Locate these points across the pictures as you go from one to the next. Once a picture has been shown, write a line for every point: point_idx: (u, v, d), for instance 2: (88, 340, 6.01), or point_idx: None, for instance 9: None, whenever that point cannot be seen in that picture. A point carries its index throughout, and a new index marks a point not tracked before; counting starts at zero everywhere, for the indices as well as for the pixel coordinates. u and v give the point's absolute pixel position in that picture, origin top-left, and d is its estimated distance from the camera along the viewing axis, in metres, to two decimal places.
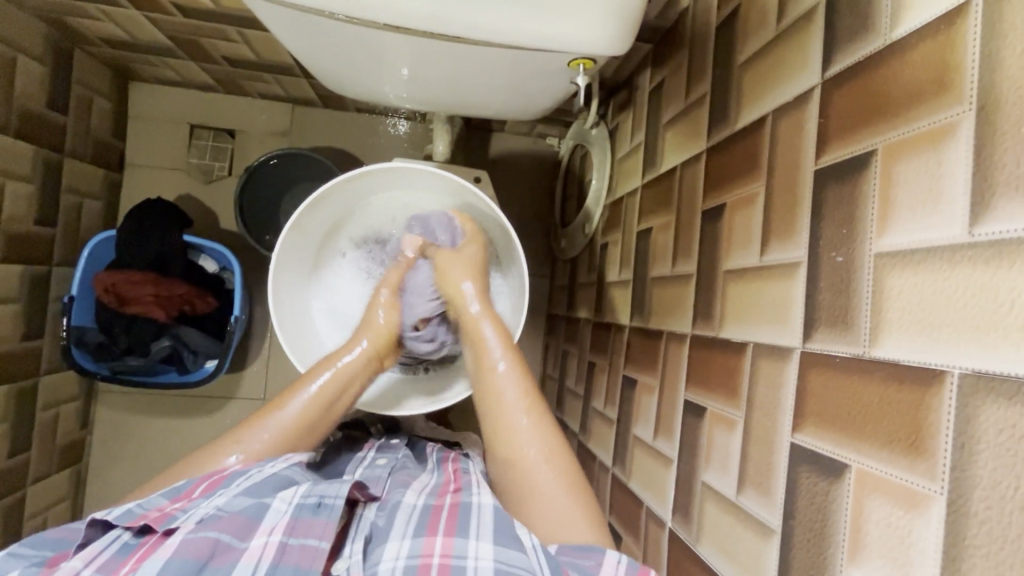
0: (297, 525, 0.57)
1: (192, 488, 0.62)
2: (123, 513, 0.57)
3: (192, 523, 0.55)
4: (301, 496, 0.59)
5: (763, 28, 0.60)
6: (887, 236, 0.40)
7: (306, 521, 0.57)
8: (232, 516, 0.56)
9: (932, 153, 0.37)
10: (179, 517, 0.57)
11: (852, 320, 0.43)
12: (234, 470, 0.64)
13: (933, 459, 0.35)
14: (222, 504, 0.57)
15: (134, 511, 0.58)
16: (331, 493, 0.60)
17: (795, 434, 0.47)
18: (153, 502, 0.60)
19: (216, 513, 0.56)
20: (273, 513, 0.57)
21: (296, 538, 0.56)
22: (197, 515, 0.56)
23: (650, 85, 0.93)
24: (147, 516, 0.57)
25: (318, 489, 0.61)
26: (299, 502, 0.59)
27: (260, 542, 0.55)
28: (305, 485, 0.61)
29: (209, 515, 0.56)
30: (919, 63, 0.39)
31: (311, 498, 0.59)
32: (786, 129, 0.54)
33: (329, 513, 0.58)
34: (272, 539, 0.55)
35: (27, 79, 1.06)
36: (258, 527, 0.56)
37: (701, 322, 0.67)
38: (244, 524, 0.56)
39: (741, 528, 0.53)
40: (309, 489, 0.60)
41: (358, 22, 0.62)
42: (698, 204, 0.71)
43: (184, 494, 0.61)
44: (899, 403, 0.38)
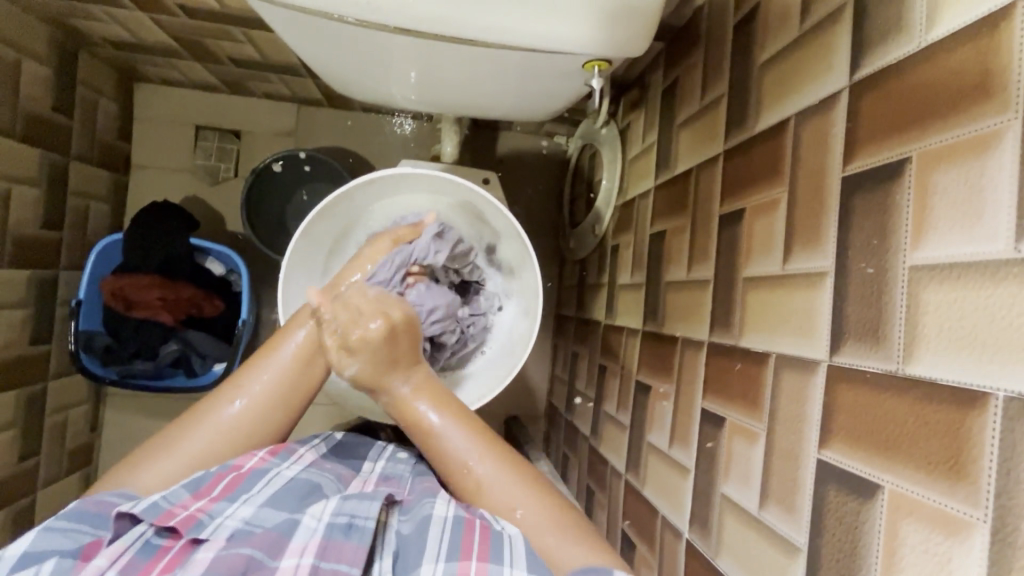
0: (329, 547, 0.53)
1: (215, 483, 0.59)
2: (149, 507, 0.54)
3: (220, 540, 0.52)
4: (332, 515, 0.57)
5: (785, 28, 0.59)
6: (923, 248, 0.39)
7: (337, 544, 0.54)
8: (263, 532, 0.54)
9: (973, 163, 0.36)
10: (205, 525, 0.54)
11: (885, 335, 0.41)
12: (252, 467, 0.62)
13: (975, 485, 0.33)
14: (249, 518, 0.56)
15: (160, 506, 0.55)
16: (362, 513, 0.57)
17: (822, 451, 0.46)
18: (177, 496, 0.57)
19: (245, 528, 0.55)
20: (302, 532, 0.55)
21: (327, 562, 0.52)
22: (224, 529, 0.54)
23: (663, 84, 0.92)
24: (173, 514, 0.54)
25: (347, 506, 0.58)
26: (329, 522, 0.56)
27: (290, 563, 0.51)
28: (334, 502, 0.59)
29: (240, 531, 0.54)
30: (959, 67, 0.38)
31: (341, 518, 0.57)
32: (810, 134, 0.52)
33: (360, 535, 0.55)
34: (302, 561, 0.51)
35: (32, 82, 1.05)
36: (287, 546, 0.54)
37: (719, 329, 0.65)
38: (274, 541, 0.54)
39: (764, 544, 0.52)
40: (338, 507, 0.58)
41: (368, 24, 0.61)
42: (715, 207, 0.69)
43: (206, 489, 0.58)
44: (937, 424, 0.36)
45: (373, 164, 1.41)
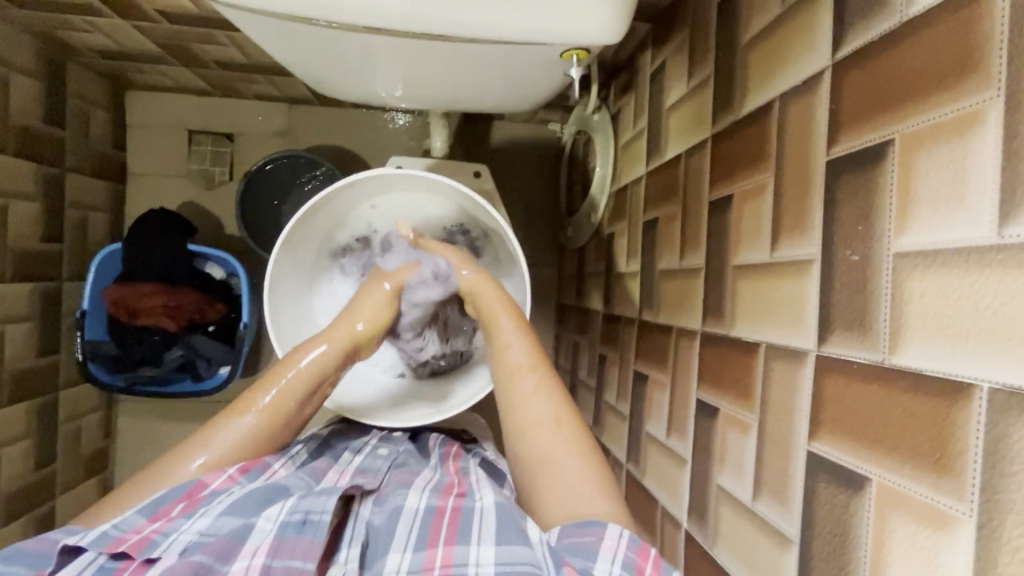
0: (282, 545, 0.56)
1: (171, 506, 0.62)
2: (98, 537, 0.56)
3: (173, 555, 0.55)
4: (287, 513, 0.59)
5: (767, 6, 0.56)
6: (906, 235, 0.37)
7: (291, 540, 0.57)
8: (215, 540, 0.57)
9: (956, 144, 0.34)
10: (158, 543, 0.56)
11: (871, 325, 0.40)
12: (216, 487, 0.63)
13: (961, 479, 0.32)
14: (205, 529, 0.58)
15: (110, 534, 0.57)
16: (317, 508, 0.60)
17: (811, 443, 0.45)
18: (129, 522, 0.59)
19: (199, 540, 0.57)
20: (258, 533, 0.58)
21: (281, 560, 0.55)
22: (178, 544, 0.56)
23: (651, 67, 0.89)
24: (124, 539, 0.57)
25: (303, 504, 0.60)
26: (283, 521, 0.58)
27: (242, 565, 0.55)
28: (291, 501, 0.61)
29: (193, 544, 0.56)
30: (941, 43, 0.36)
31: (297, 514, 0.59)
32: (795, 116, 0.51)
33: (315, 530, 0.58)
34: (254, 561, 0.55)
35: (21, 96, 1.06)
36: (241, 548, 0.57)
37: (711, 319, 0.64)
38: (226, 547, 0.56)
39: (759, 535, 0.52)
40: (294, 505, 0.60)
41: (338, 25, 0.59)
42: (704, 194, 0.68)
43: (164, 511, 0.61)
44: (922, 416, 0.35)
45: (367, 161, 1.41)
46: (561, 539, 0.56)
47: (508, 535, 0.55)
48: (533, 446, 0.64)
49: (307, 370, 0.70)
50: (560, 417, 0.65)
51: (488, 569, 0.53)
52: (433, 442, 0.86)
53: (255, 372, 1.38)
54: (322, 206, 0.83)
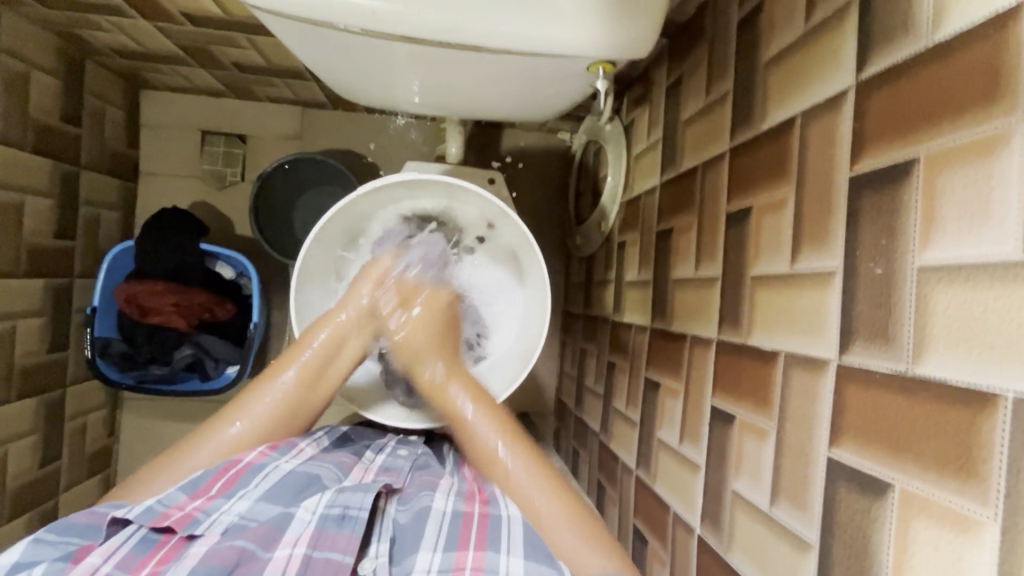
0: (321, 537, 0.57)
1: (209, 483, 0.63)
2: (144, 512, 0.58)
3: (215, 534, 0.57)
4: (325, 506, 0.61)
5: (790, 26, 0.58)
6: (930, 249, 0.39)
7: (331, 534, 0.58)
8: (257, 527, 0.57)
9: (981, 164, 0.36)
10: (200, 522, 0.58)
11: (894, 335, 0.41)
12: (251, 462, 0.66)
13: (985, 485, 0.34)
14: (245, 512, 0.60)
15: (154, 509, 0.58)
16: (355, 504, 0.61)
17: (833, 449, 0.46)
18: (172, 499, 0.60)
19: (240, 523, 0.58)
20: (297, 524, 0.59)
21: (321, 551, 0.56)
22: (221, 523, 0.58)
23: (667, 81, 0.91)
24: (168, 515, 0.58)
25: (341, 498, 0.62)
26: (323, 513, 0.60)
27: (285, 553, 0.55)
28: (329, 494, 0.62)
29: (236, 526, 0.58)
30: (967, 68, 0.37)
31: (335, 509, 0.60)
32: (816, 134, 0.52)
33: (353, 526, 0.59)
34: (296, 551, 0.56)
35: (41, 93, 1.07)
36: (282, 537, 0.57)
37: (727, 328, 0.66)
38: (268, 534, 0.57)
39: (775, 539, 0.53)
40: (333, 499, 0.62)
41: (372, 34, 0.60)
42: (722, 206, 0.70)
43: (203, 490, 0.62)
44: (946, 423, 0.37)
45: (377, 165, 1.42)
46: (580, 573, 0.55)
47: (539, 556, 0.57)
48: (522, 504, 0.64)
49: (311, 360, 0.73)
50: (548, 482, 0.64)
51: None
52: (449, 445, 0.87)
53: (262, 373, 1.38)
54: (341, 214, 0.84)
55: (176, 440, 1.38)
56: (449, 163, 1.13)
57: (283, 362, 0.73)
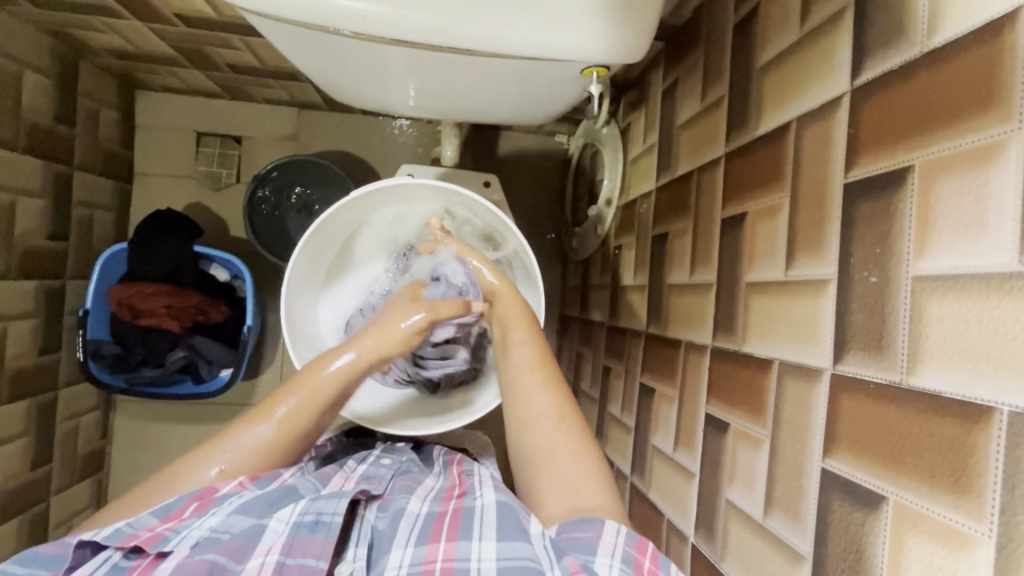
0: (295, 543, 0.57)
1: (182, 507, 0.60)
2: (113, 533, 0.57)
3: (186, 549, 0.55)
4: (299, 514, 0.59)
5: (785, 29, 0.58)
6: (926, 259, 0.38)
7: (303, 539, 0.57)
8: (230, 539, 0.56)
9: (978, 172, 0.35)
10: (170, 539, 0.56)
11: (887, 345, 0.41)
12: (227, 491, 0.62)
13: (981, 500, 0.33)
14: (217, 526, 0.57)
15: (123, 531, 0.58)
16: (329, 510, 0.60)
17: (826, 460, 0.46)
18: (144, 522, 0.59)
19: (212, 536, 0.56)
20: (269, 535, 0.58)
21: (294, 558, 0.56)
22: (190, 538, 0.56)
23: (663, 84, 0.91)
24: (137, 536, 0.57)
25: (315, 505, 0.61)
26: (296, 521, 0.58)
27: (257, 563, 0.55)
28: (303, 502, 0.61)
29: (207, 538, 0.56)
30: (963, 75, 0.37)
31: (308, 516, 0.59)
32: (811, 139, 0.52)
33: (326, 531, 0.58)
34: (268, 559, 0.55)
35: (33, 94, 1.06)
36: (254, 549, 0.57)
37: (721, 334, 0.65)
38: (240, 547, 0.56)
39: (770, 551, 0.52)
40: (306, 506, 0.60)
41: (363, 36, 0.59)
42: (717, 210, 0.69)
43: (176, 514, 0.60)
44: (941, 437, 0.36)
45: (373, 167, 1.41)
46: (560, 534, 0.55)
47: (507, 531, 0.56)
48: (540, 468, 0.63)
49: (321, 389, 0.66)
50: (581, 451, 0.62)
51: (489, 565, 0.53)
52: (438, 452, 0.85)
53: (256, 375, 1.38)
54: (338, 214, 0.83)
55: (170, 443, 1.38)
56: (445, 165, 1.13)
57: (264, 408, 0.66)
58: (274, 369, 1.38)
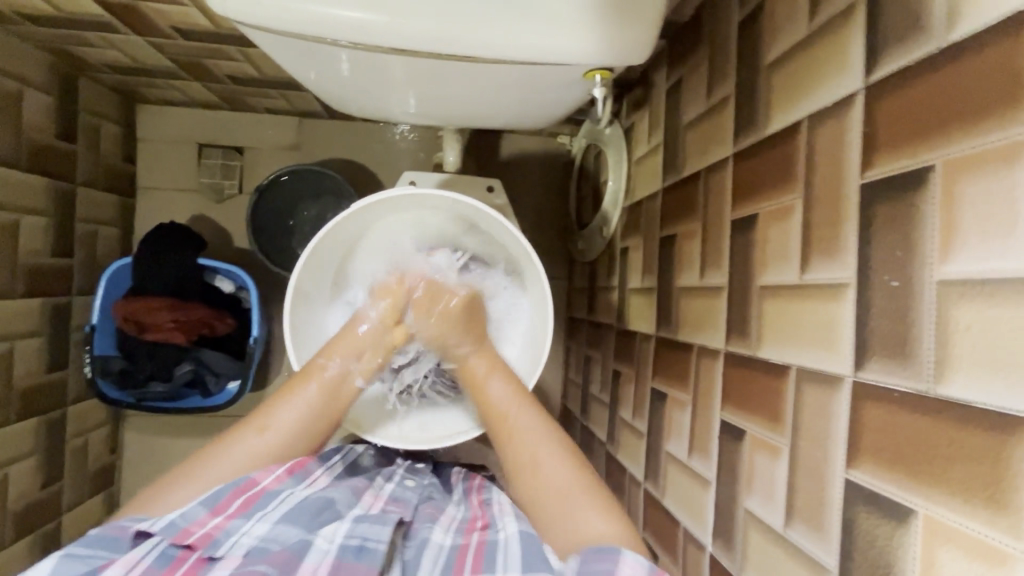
0: (341, 566, 0.55)
1: (228, 501, 0.62)
2: (167, 526, 0.58)
3: (237, 558, 0.55)
4: (345, 537, 0.58)
5: (793, 25, 0.56)
6: (951, 262, 0.37)
7: (349, 564, 0.55)
8: (279, 552, 0.55)
9: (1005, 172, 0.34)
10: (220, 544, 0.57)
11: (912, 352, 0.39)
12: (268, 487, 0.64)
13: (1018, 516, 0.32)
14: (263, 536, 0.58)
15: (177, 524, 0.58)
16: (374, 536, 0.58)
17: (850, 471, 0.44)
18: (193, 514, 0.59)
19: (261, 546, 0.57)
20: (314, 553, 0.57)
21: None
22: (240, 547, 0.57)
23: (667, 83, 0.89)
24: (191, 532, 0.58)
25: (359, 529, 0.59)
26: (342, 543, 0.57)
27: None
28: (348, 524, 0.60)
29: (255, 549, 0.56)
30: (986, 71, 0.35)
31: (354, 539, 0.58)
32: (824, 138, 0.50)
33: (372, 557, 0.56)
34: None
35: (34, 112, 1.06)
36: (301, 564, 0.55)
37: (734, 338, 0.64)
38: (288, 560, 0.55)
39: (792, 563, 0.50)
40: (352, 529, 0.59)
41: (360, 46, 0.58)
42: (726, 212, 0.68)
43: (223, 506, 0.61)
44: (974, 449, 0.34)
45: (375, 173, 1.40)
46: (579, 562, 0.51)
47: (538, 561, 0.53)
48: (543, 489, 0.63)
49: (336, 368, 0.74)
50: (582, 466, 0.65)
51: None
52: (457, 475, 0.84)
53: (264, 386, 1.37)
54: (346, 221, 0.82)
55: (179, 456, 1.37)
56: (447, 170, 1.12)
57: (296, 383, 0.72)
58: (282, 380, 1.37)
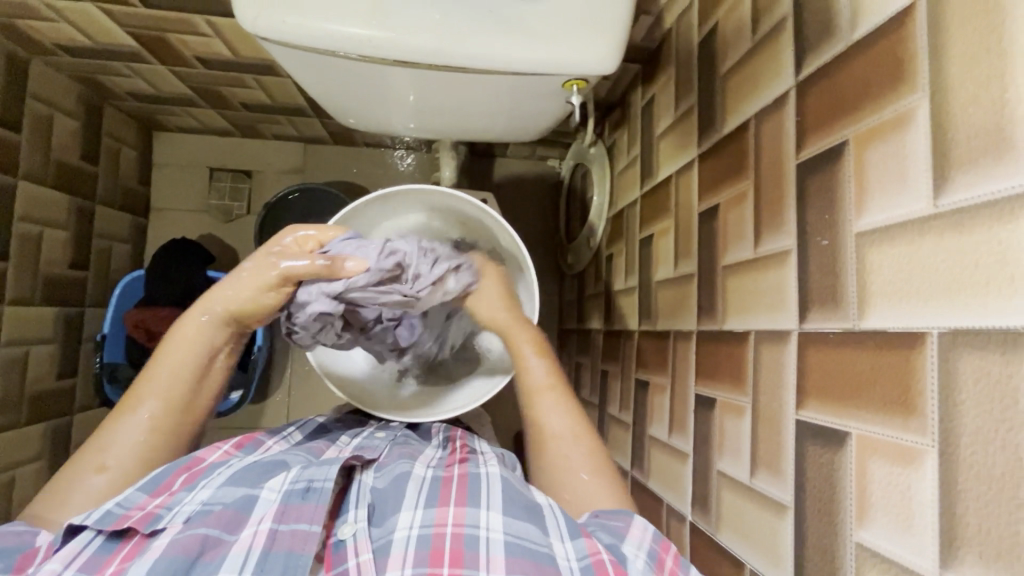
0: (287, 510, 0.59)
1: (170, 480, 0.63)
2: (103, 516, 0.56)
3: (179, 524, 0.57)
4: (290, 483, 0.62)
5: (741, 40, 0.66)
6: (864, 216, 0.44)
7: (295, 507, 0.59)
8: (222, 510, 0.58)
9: (895, 137, 0.41)
10: (163, 517, 0.58)
11: (840, 297, 0.46)
12: (212, 461, 0.67)
13: (923, 416, 0.37)
14: (207, 499, 0.60)
15: (114, 512, 0.57)
16: (320, 477, 0.62)
17: (799, 412, 0.50)
18: (133, 500, 0.59)
19: (203, 509, 0.58)
20: (262, 503, 0.61)
21: (287, 524, 0.58)
22: (183, 513, 0.58)
23: (642, 101, 0.99)
24: (129, 516, 0.57)
25: (306, 473, 0.63)
26: (288, 490, 0.61)
27: (250, 532, 0.57)
28: (294, 472, 0.64)
29: (197, 512, 0.58)
30: (880, 59, 0.43)
31: (299, 484, 0.62)
32: (768, 130, 0.58)
33: (318, 497, 0.60)
34: (262, 527, 0.57)
35: (63, 133, 1.15)
36: (247, 519, 0.59)
37: (705, 318, 0.70)
38: (232, 518, 0.58)
39: (758, 510, 0.55)
40: (297, 476, 0.63)
41: (368, 59, 0.67)
42: (694, 207, 0.75)
43: (164, 487, 0.62)
44: (888, 366, 0.40)
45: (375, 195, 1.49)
46: (593, 518, 0.60)
47: (517, 509, 0.59)
48: (554, 462, 0.68)
49: (183, 353, 0.67)
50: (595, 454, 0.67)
51: (498, 535, 0.55)
52: (437, 428, 0.83)
53: (264, 400, 1.37)
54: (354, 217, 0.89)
55: None
56: (444, 186, 1.20)
57: (132, 399, 0.66)
58: (282, 391, 1.37)
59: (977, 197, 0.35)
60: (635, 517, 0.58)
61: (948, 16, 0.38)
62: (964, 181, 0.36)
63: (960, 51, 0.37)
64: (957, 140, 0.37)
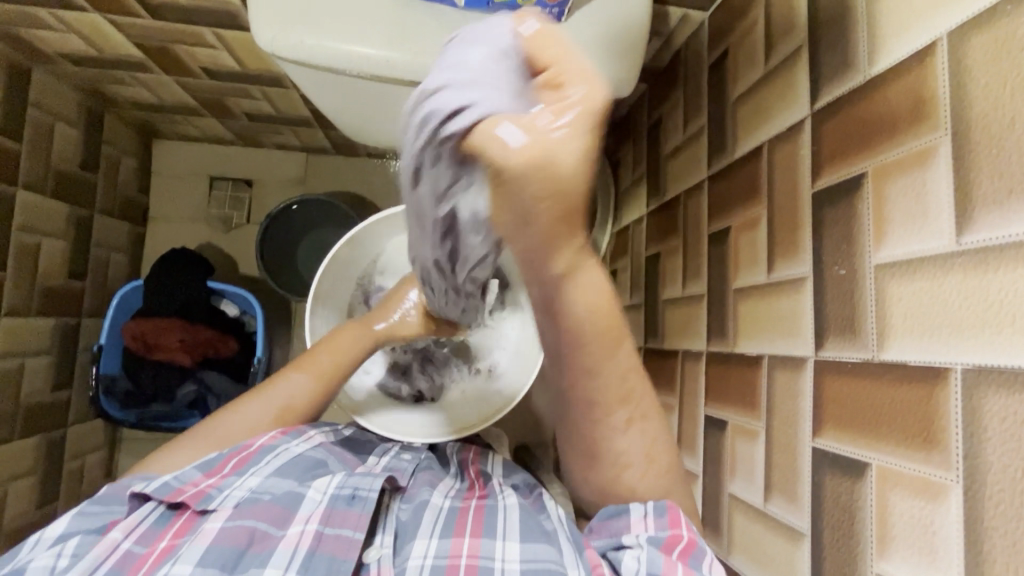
0: (332, 515, 0.58)
1: (224, 463, 0.63)
2: (161, 488, 0.60)
3: (229, 509, 0.58)
4: (335, 487, 0.61)
5: (753, 68, 0.67)
6: (884, 249, 0.44)
7: (341, 512, 0.59)
8: (269, 505, 0.58)
9: (917, 173, 0.42)
10: (213, 497, 0.60)
11: (859, 328, 0.46)
12: (263, 445, 0.65)
13: (947, 451, 0.38)
14: (256, 488, 0.60)
15: (171, 484, 0.60)
16: (365, 485, 0.62)
17: (816, 439, 0.50)
18: (188, 476, 0.62)
19: (251, 497, 0.59)
20: (308, 503, 0.59)
21: (332, 527, 0.57)
22: (233, 498, 0.59)
23: (649, 120, 0.99)
24: (184, 491, 0.60)
25: (351, 480, 0.62)
26: (334, 494, 0.60)
27: (297, 530, 0.56)
28: (339, 476, 0.63)
29: (246, 500, 0.59)
30: (900, 95, 0.44)
31: (346, 490, 0.61)
32: (782, 157, 0.59)
33: (363, 505, 0.60)
34: (308, 527, 0.56)
35: (64, 142, 1.14)
36: (293, 516, 0.58)
37: (715, 339, 0.70)
38: (279, 515, 0.58)
39: (773, 536, 0.55)
40: (343, 481, 0.62)
41: (383, 79, 0.67)
42: (704, 228, 0.75)
43: (218, 468, 0.63)
44: (908, 399, 0.41)
45: (377, 205, 1.48)
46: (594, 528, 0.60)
47: (531, 538, 0.59)
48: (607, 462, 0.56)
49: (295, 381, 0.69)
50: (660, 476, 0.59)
51: (513, 567, 0.56)
52: (452, 450, 0.79)
53: None
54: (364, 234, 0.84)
55: None
56: None
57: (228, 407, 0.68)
58: None
59: (1002, 237, 0.35)
60: (631, 509, 0.57)
61: (969, 57, 0.39)
62: (988, 222, 0.36)
63: (981, 93, 0.38)
64: (980, 180, 0.37)
